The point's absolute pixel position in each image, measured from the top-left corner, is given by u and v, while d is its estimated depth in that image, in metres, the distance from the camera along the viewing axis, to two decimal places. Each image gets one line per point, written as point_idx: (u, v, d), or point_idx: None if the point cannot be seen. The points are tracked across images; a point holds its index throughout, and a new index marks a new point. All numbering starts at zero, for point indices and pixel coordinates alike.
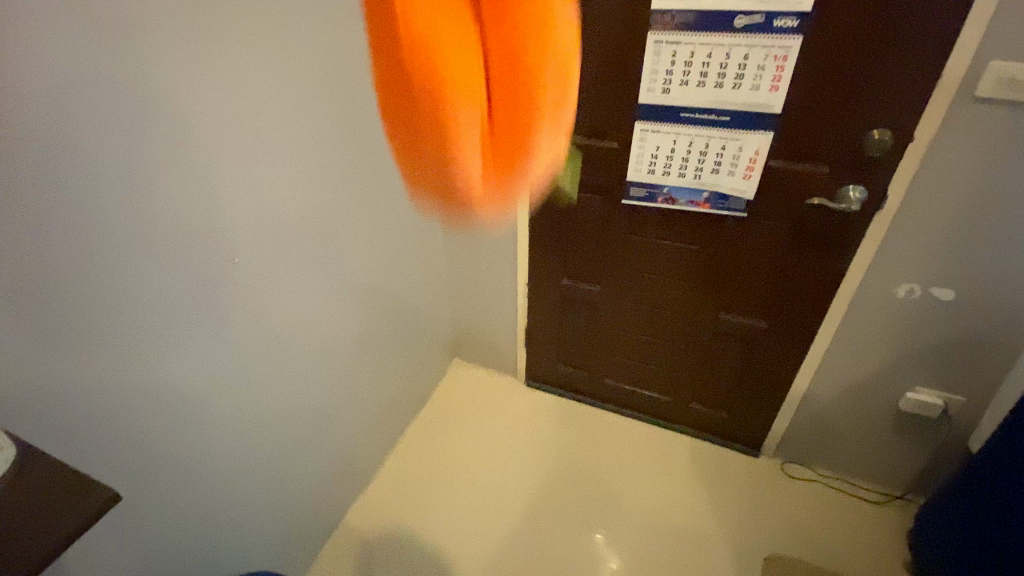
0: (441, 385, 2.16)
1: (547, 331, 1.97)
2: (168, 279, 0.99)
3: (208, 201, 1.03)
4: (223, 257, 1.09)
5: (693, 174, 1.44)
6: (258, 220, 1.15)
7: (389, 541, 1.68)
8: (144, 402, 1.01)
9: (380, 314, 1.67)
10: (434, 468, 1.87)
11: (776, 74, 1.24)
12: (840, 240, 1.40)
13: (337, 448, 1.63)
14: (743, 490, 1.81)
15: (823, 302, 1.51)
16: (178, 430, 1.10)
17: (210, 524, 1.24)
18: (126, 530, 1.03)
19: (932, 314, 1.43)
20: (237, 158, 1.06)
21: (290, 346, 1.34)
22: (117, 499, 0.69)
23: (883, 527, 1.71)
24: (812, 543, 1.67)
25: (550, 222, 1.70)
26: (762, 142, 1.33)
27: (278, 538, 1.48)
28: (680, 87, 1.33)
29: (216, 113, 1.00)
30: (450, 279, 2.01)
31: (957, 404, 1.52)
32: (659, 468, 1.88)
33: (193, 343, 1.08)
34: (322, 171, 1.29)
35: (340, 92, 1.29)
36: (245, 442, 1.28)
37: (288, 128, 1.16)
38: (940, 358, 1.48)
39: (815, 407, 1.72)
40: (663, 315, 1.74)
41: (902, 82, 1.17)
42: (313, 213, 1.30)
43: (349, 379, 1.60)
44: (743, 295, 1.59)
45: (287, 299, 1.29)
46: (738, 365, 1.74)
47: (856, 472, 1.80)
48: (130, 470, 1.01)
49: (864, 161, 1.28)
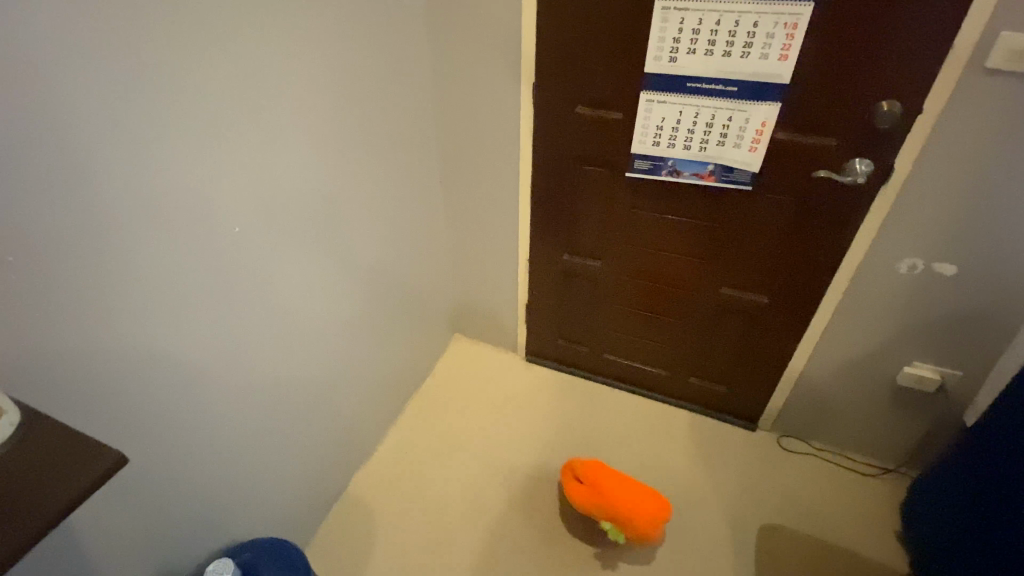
0: (441, 359, 2.16)
1: (549, 305, 1.96)
2: (169, 248, 0.97)
3: (208, 168, 1.00)
4: (223, 226, 1.07)
5: (698, 146, 1.42)
6: (258, 189, 1.12)
7: (390, 513, 1.69)
8: (146, 370, 1.00)
9: (380, 287, 1.65)
10: (435, 441, 1.87)
11: (786, 42, 1.21)
12: (845, 214, 1.39)
13: (338, 421, 1.63)
14: (741, 463, 1.83)
15: (825, 277, 1.51)
16: (180, 402, 1.09)
17: (212, 494, 1.23)
18: (129, 501, 1.03)
19: (935, 289, 1.43)
20: (236, 124, 1.03)
21: (292, 319, 1.33)
22: (123, 462, 0.69)
23: (877, 499, 1.74)
24: (808, 514, 1.70)
25: (552, 195, 1.68)
26: (770, 113, 1.31)
27: (280, 509, 1.48)
28: (687, 56, 1.30)
29: (215, 77, 0.97)
30: (451, 253, 1.99)
31: (954, 378, 1.54)
32: (658, 441, 1.89)
33: (194, 314, 1.06)
34: (323, 140, 1.26)
35: (344, 59, 1.26)
36: (247, 413, 1.27)
37: (289, 95, 1.13)
38: (941, 333, 1.49)
39: (814, 381, 1.73)
40: (665, 290, 1.73)
41: (915, 51, 1.15)
42: (315, 183, 1.27)
43: (350, 352, 1.59)
44: (746, 269, 1.58)
45: (288, 271, 1.27)
46: (739, 340, 1.75)
47: (852, 446, 1.82)
48: (132, 441, 1.00)
49: (872, 133, 1.26)
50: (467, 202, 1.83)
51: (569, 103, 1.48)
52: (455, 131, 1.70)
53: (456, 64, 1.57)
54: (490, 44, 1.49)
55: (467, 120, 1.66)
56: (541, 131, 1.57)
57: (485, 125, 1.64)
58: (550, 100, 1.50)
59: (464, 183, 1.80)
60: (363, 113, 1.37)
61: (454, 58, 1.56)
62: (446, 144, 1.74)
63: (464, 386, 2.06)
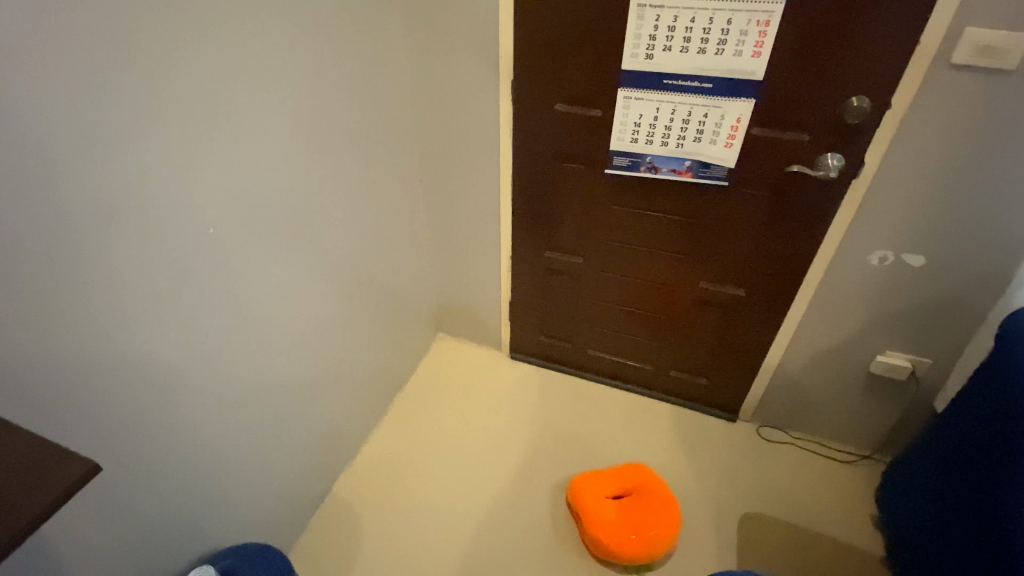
0: (425, 359, 2.15)
1: (531, 303, 1.97)
2: (142, 250, 0.96)
3: (182, 169, 0.99)
4: (198, 228, 1.05)
5: (676, 143, 1.44)
6: (235, 190, 1.11)
7: (375, 514, 1.68)
8: (121, 375, 0.98)
9: (362, 287, 1.64)
10: (419, 441, 1.87)
11: (758, 39, 1.23)
12: (818, 208, 1.42)
13: (321, 423, 1.61)
14: (721, 454, 1.86)
15: (801, 270, 1.54)
16: (156, 407, 1.07)
17: (193, 501, 1.22)
18: (104, 509, 1.00)
19: (904, 279, 1.47)
20: (211, 124, 1.02)
21: (272, 320, 1.31)
22: (100, 469, 0.67)
23: (853, 484, 1.79)
24: (787, 502, 1.74)
25: (533, 193, 1.69)
26: (745, 110, 1.33)
27: (264, 514, 1.47)
28: (663, 53, 1.32)
29: (187, 75, 0.95)
30: (433, 252, 1.99)
31: (924, 366, 1.58)
32: (640, 435, 1.92)
33: (171, 316, 1.05)
34: (301, 139, 1.25)
35: (322, 57, 1.25)
36: (227, 418, 1.26)
37: (266, 94, 1.12)
38: (911, 322, 1.53)
39: (791, 372, 1.77)
40: (646, 285, 1.76)
41: (882, 48, 1.18)
42: (294, 184, 1.26)
43: (332, 354, 1.58)
44: (723, 264, 1.61)
45: (268, 273, 1.26)
46: (718, 333, 1.78)
47: (829, 434, 1.86)
48: (107, 447, 0.98)
49: (842, 129, 1.29)
50: (447, 199, 1.83)
51: (547, 101, 1.49)
52: (435, 129, 1.70)
53: (433, 62, 1.57)
54: (468, 41, 1.49)
55: (446, 118, 1.66)
56: (520, 129, 1.57)
57: (464, 123, 1.64)
58: (528, 98, 1.51)
59: (444, 182, 1.79)
60: (341, 112, 1.36)
61: (432, 56, 1.56)
62: (426, 143, 1.73)
63: (447, 385, 2.06)
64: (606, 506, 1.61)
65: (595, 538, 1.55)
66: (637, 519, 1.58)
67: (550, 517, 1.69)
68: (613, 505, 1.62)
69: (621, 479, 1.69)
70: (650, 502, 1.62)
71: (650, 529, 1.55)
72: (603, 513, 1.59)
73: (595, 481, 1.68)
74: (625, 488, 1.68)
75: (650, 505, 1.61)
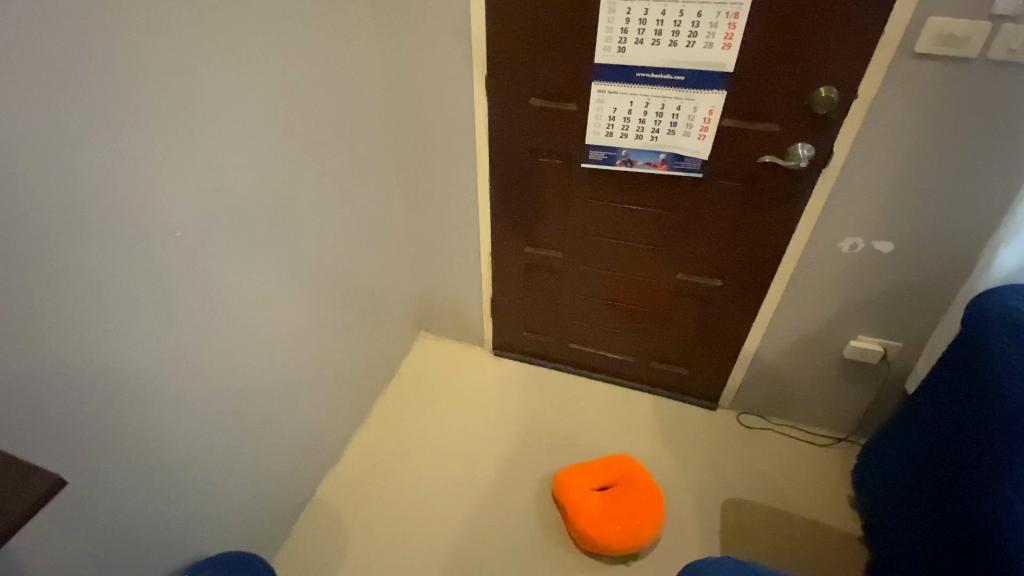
0: (407, 358, 2.14)
1: (512, 298, 1.97)
2: (107, 259, 0.92)
3: (149, 171, 0.95)
4: (170, 232, 1.02)
5: (650, 136, 1.45)
6: (206, 191, 1.08)
7: (360, 516, 1.67)
8: (92, 385, 0.95)
9: (340, 289, 1.62)
10: (403, 442, 1.86)
11: (729, 31, 1.25)
12: (790, 197, 1.45)
13: (303, 427, 1.59)
14: (703, 442, 1.89)
15: (775, 259, 1.57)
16: (130, 417, 1.03)
17: (172, 511, 1.19)
18: (77, 523, 0.97)
19: (874, 265, 1.51)
20: (179, 125, 0.99)
21: (250, 324, 1.29)
22: (66, 483, 0.65)
23: (830, 466, 1.83)
24: (768, 487, 1.77)
25: (510, 188, 1.68)
26: (717, 102, 1.35)
27: (246, 521, 1.44)
28: (635, 46, 1.32)
29: (153, 74, 0.92)
30: (412, 250, 1.97)
31: (895, 349, 1.63)
32: (623, 427, 1.93)
33: (141, 326, 1.01)
34: (274, 138, 1.22)
35: (294, 55, 1.22)
36: (207, 425, 1.23)
37: (238, 92, 1.09)
38: (882, 306, 1.57)
39: (768, 359, 1.80)
40: (625, 278, 1.77)
41: (849, 39, 1.20)
42: (267, 185, 1.23)
43: (313, 356, 1.56)
44: (700, 255, 1.63)
45: (244, 275, 1.23)
46: (696, 323, 1.80)
47: (806, 418, 1.90)
48: (81, 460, 0.95)
49: (812, 118, 1.32)
50: (425, 197, 1.82)
51: (522, 96, 1.49)
52: (411, 126, 1.68)
53: (407, 58, 1.55)
54: (441, 36, 1.48)
55: (422, 115, 1.65)
56: (496, 125, 1.57)
57: (441, 119, 1.63)
58: (503, 93, 1.50)
59: (421, 179, 1.78)
60: (315, 111, 1.34)
61: (406, 52, 1.54)
62: (402, 140, 1.71)
63: (430, 384, 2.05)
64: (591, 497, 1.62)
65: (580, 530, 1.56)
66: (622, 510, 1.59)
67: (536, 512, 1.69)
68: (598, 497, 1.63)
69: (605, 472, 1.69)
70: (633, 493, 1.63)
71: (635, 520, 1.57)
72: (588, 505, 1.60)
73: (580, 474, 1.68)
74: (610, 479, 1.69)
75: (634, 495, 1.62)
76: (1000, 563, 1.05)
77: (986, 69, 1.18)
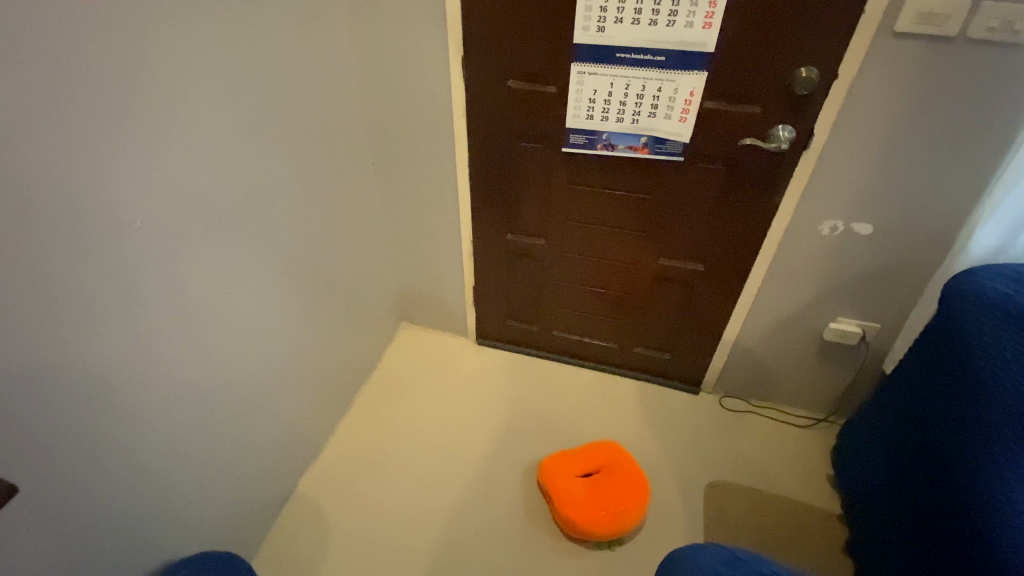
0: (389, 350, 2.11)
1: (494, 287, 1.95)
2: (67, 252, 0.87)
3: (106, 160, 0.90)
4: (140, 223, 0.98)
5: (631, 118, 1.43)
6: (175, 178, 1.03)
7: (343, 509, 1.65)
8: (57, 385, 0.90)
9: (318, 279, 1.58)
10: (387, 433, 1.83)
11: (708, 10, 1.22)
12: (771, 179, 1.44)
13: (284, 421, 1.56)
14: (686, 427, 1.89)
15: (756, 242, 1.56)
16: (104, 415, 1.00)
17: (147, 512, 1.15)
18: (42, 528, 0.93)
19: (854, 247, 1.51)
20: (138, 108, 0.93)
21: (227, 317, 1.25)
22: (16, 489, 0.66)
23: (811, 446, 1.85)
24: (750, 468, 1.79)
25: (491, 173, 1.65)
26: (698, 83, 1.33)
27: (228, 517, 1.41)
28: (614, 26, 1.29)
29: (108, 55, 0.86)
30: (392, 240, 1.94)
31: (873, 331, 1.64)
32: (607, 413, 1.93)
33: (111, 319, 0.97)
34: (244, 124, 1.17)
35: (261, 37, 1.17)
36: (183, 422, 1.19)
37: (205, 74, 1.04)
38: (862, 289, 1.58)
39: (749, 342, 1.81)
40: (609, 264, 1.75)
41: (829, 16, 1.18)
42: (240, 173, 1.19)
43: (291, 349, 1.53)
44: (683, 240, 1.63)
45: (218, 268, 1.19)
46: (678, 308, 1.80)
47: (787, 401, 1.92)
48: (49, 460, 0.92)
49: (794, 99, 1.30)
50: (404, 185, 1.78)
51: (500, 77, 1.45)
52: (388, 112, 1.63)
53: (382, 41, 1.50)
54: (416, 16, 1.43)
55: (399, 101, 1.60)
56: (474, 110, 1.53)
57: (417, 105, 1.59)
58: (480, 76, 1.46)
59: (401, 167, 1.74)
60: (287, 96, 1.29)
61: (380, 34, 1.49)
62: (379, 126, 1.67)
63: (413, 375, 2.02)
64: (576, 484, 1.62)
65: (564, 516, 1.56)
66: (607, 496, 1.59)
67: (523, 498, 1.69)
68: (581, 483, 1.62)
69: (589, 458, 1.69)
70: (618, 477, 1.63)
71: (620, 505, 1.57)
72: (572, 489, 1.60)
73: (564, 462, 1.67)
74: (595, 465, 1.68)
75: (619, 480, 1.62)
76: (978, 554, 1.05)
77: (966, 47, 1.17)
